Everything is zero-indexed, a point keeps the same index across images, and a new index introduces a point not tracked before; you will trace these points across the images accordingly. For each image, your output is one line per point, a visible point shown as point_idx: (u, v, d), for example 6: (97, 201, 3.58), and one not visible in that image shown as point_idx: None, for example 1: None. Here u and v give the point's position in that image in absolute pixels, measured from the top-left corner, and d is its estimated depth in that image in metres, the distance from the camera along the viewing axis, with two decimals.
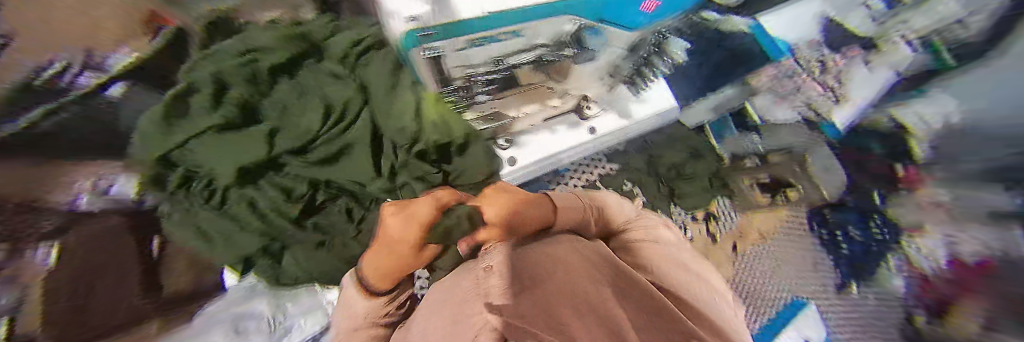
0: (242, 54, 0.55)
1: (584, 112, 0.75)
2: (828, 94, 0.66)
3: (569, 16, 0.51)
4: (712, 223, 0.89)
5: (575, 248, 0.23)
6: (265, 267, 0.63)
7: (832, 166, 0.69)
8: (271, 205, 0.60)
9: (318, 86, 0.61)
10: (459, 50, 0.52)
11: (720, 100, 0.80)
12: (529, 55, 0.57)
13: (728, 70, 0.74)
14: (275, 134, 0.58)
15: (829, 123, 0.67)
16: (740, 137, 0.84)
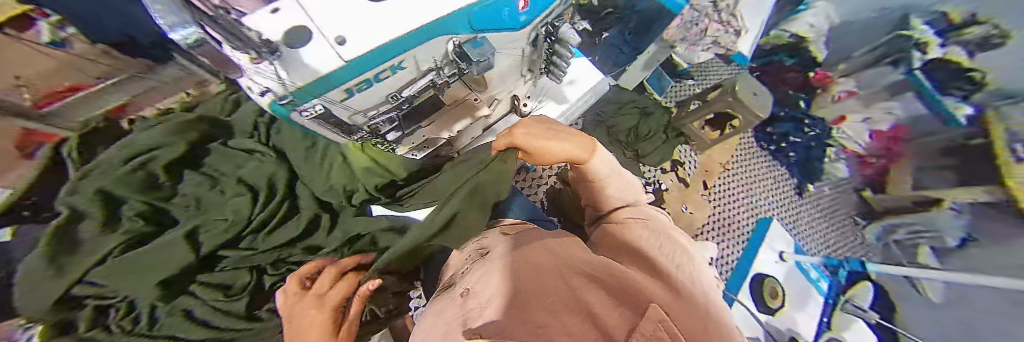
0: (144, 167, 0.50)
1: (518, 109, 0.72)
2: (728, 32, 0.92)
3: (451, 41, 0.41)
4: (680, 168, 0.99)
5: (553, 255, 0.24)
6: None
7: (761, 89, 0.84)
8: (199, 330, 0.50)
9: (232, 168, 0.54)
10: (345, 99, 0.41)
11: (647, 61, 0.97)
12: (428, 81, 0.46)
13: (647, 34, 0.93)
14: (200, 230, 0.50)
15: (739, 53, 1.03)
16: (680, 85, 1.12)
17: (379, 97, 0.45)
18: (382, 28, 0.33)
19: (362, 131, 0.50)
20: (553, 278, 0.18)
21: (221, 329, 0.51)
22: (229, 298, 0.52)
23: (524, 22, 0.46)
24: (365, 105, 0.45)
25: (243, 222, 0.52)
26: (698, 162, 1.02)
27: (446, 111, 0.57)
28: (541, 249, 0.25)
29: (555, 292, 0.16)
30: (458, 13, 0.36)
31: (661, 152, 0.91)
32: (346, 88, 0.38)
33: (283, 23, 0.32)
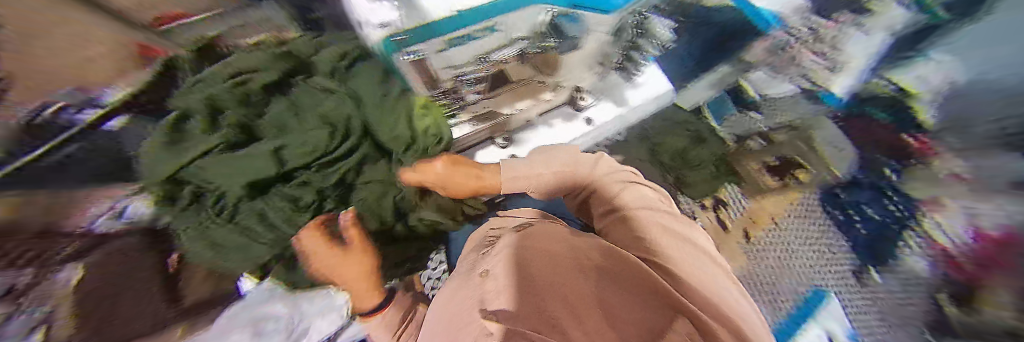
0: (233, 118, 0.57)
1: (576, 104, 0.79)
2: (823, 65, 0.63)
3: (548, 13, 0.43)
4: (722, 211, 0.80)
5: (571, 244, 0.27)
6: (281, 272, 0.62)
7: (842, 142, 0.65)
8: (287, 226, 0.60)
9: (314, 104, 0.61)
10: (444, 51, 0.43)
11: (718, 78, 0.77)
12: (514, 51, 0.50)
13: (719, 50, 0.72)
14: (287, 148, 0.58)
15: (829, 93, 0.64)
16: (740, 117, 0.80)
17: (462, 62, 0.49)
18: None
19: (443, 89, 0.59)
20: (559, 282, 0.19)
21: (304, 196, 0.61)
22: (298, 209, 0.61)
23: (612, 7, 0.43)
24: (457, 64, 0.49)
25: (325, 150, 0.61)
26: (747, 210, 0.78)
27: (512, 89, 0.64)
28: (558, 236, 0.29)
29: (569, 280, 0.19)
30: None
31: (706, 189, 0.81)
32: (446, 40, 0.40)
33: None
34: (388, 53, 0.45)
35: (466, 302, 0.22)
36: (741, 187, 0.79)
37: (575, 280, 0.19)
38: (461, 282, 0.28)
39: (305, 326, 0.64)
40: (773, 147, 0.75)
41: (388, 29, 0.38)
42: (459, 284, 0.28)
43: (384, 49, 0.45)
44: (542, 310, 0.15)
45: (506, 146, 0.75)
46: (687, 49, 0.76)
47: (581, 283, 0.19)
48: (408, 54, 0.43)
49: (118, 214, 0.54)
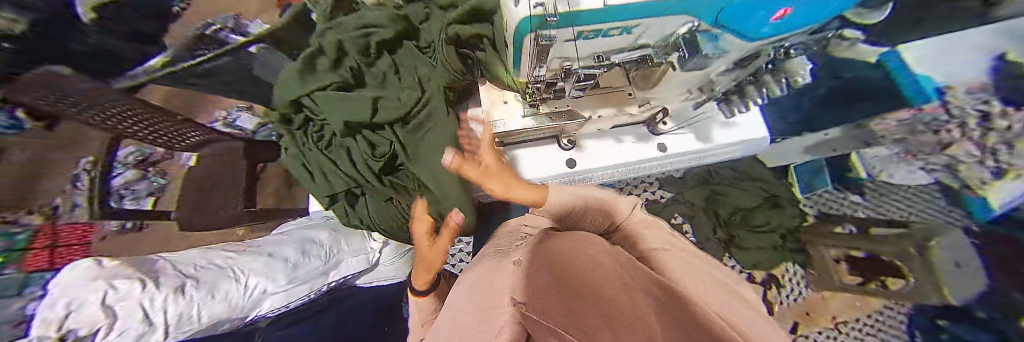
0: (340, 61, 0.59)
1: (656, 127, 0.64)
2: (981, 163, 0.47)
3: (689, 25, 0.31)
4: (772, 288, 0.76)
5: (579, 251, 0.24)
6: (343, 205, 0.68)
7: (968, 260, 0.48)
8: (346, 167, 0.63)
9: (412, 66, 0.63)
10: (564, 42, 0.32)
11: (815, 145, 0.68)
12: (634, 55, 0.38)
13: (843, 110, 0.59)
14: (385, 101, 0.60)
15: (980, 199, 0.48)
16: (833, 195, 0.73)
17: (584, 54, 0.36)
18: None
19: (544, 81, 0.44)
20: (568, 285, 0.16)
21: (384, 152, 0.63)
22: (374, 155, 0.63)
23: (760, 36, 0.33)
24: (573, 57, 0.37)
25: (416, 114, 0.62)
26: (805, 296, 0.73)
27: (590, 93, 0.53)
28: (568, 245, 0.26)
29: (576, 282, 0.16)
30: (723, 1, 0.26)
31: (757, 258, 0.76)
32: (580, 31, 0.29)
33: None
34: (517, 36, 0.30)
35: (488, 299, 0.21)
36: (809, 271, 0.74)
37: (592, 273, 0.17)
38: (482, 284, 0.28)
39: (337, 253, 0.63)
40: (869, 240, 0.63)
41: (539, 8, 0.25)
42: (483, 280, 0.28)
43: (516, 35, 0.30)
44: (558, 297, 0.14)
45: (569, 150, 0.64)
46: (817, 95, 0.62)
47: (602, 285, 0.15)
48: (541, 39, 0.30)
49: (228, 123, 0.70)
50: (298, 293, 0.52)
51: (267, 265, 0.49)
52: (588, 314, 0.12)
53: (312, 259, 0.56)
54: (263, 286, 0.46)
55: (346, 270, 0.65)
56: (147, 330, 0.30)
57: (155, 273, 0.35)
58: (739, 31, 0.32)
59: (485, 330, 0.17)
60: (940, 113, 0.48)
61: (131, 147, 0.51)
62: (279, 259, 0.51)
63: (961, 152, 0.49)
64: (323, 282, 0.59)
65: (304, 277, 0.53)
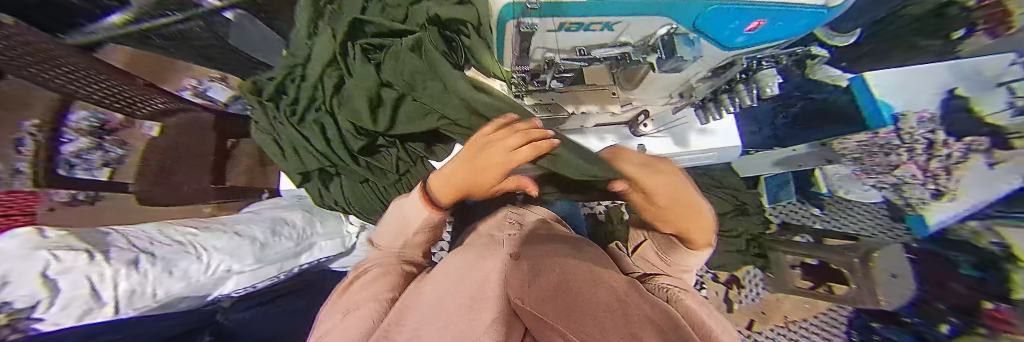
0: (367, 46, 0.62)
1: (637, 129, 0.62)
2: (923, 185, 0.44)
3: (668, 27, 0.32)
4: None
5: (563, 268, 0.26)
6: (316, 184, 0.73)
7: (902, 272, 0.47)
8: (319, 144, 0.66)
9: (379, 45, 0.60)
10: (548, 32, 0.33)
11: (792, 159, 0.64)
12: (617, 52, 0.39)
13: (808, 130, 0.64)
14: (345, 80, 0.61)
15: (922, 216, 0.48)
16: (795, 206, 0.75)
17: (566, 46, 0.38)
18: None
19: (528, 71, 0.47)
20: (569, 302, 0.18)
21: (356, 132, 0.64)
22: (355, 136, 0.64)
23: (736, 44, 0.34)
24: (555, 49, 0.38)
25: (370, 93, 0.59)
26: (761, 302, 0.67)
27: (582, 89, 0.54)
28: (554, 262, 0.28)
29: (570, 298, 0.18)
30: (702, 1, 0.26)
31: (724, 258, 0.78)
32: (562, 22, 0.30)
33: None
34: (500, 19, 0.34)
35: (475, 294, 0.23)
36: (769, 275, 0.68)
37: (584, 291, 0.20)
38: (471, 275, 0.28)
39: (310, 235, 0.64)
40: (827, 249, 0.59)
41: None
42: (468, 270, 0.30)
43: (498, 17, 0.34)
44: (558, 314, 0.16)
45: None
46: (792, 113, 0.69)
47: (599, 303, 0.18)
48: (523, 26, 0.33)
49: (198, 93, 0.75)
50: (265, 273, 0.52)
51: (237, 244, 0.49)
52: (590, 334, 0.13)
53: (283, 240, 0.57)
54: (227, 265, 0.46)
55: (317, 255, 0.65)
56: (94, 305, 0.30)
57: (109, 247, 0.34)
58: (715, 37, 0.33)
59: (464, 323, 0.18)
60: (893, 138, 0.49)
61: (87, 112, 0.55)
62: (247, 238, 0.51)
63: (906, 174, 0.46)
64: (294, 264, 0.60)
65: (271, 258, 0.54)
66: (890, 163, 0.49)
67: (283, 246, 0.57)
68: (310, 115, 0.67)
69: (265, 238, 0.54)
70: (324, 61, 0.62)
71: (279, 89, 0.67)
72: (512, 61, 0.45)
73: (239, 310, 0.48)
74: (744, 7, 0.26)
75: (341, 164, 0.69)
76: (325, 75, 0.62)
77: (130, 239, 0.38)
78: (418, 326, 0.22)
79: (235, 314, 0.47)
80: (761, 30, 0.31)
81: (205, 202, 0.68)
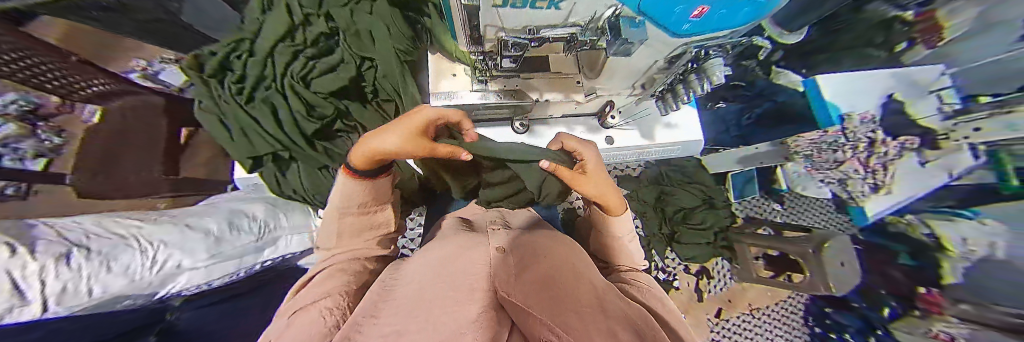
0: (326, 20, 0.56)
1: (605, 120, 0.58)
2: (865, 180, 0.66)
3: (613, 10, 0.27)
4: (704, 280, 0.79)
5: (563, 266, 0.23)
6: (272, 171, 0.61)
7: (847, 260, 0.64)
8: (273, 127, 0.57)
9: (347, 15, 0.56)
10: (495, 8, 0.28)
11: (753, 154, 0.70)
12: (564, 33, 0.34)
13: (768, 129, 0.70)
14: (305, 54, 0.55)
15: (859, 208, 0.69)
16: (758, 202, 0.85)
17: (518, 23, 0.32)
18: None
19: (484, 52, 0.40)
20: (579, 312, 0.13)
21: (311, 110, 0.58)
22: (311, 120, 0.57)
23: (681, 32, 0.29)
24: (504, 27, 0.33)
25: (330, 69, 0.57)
26: (728, 288, 0.80)
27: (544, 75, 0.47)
28: (552, 257, 0.25)
29: (574, 304, 0.15)
30: None
31: (696, 252, 0.74)
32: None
33: None
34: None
35: (468, 291, 0.16)
36: (734, 265, 0.79)
37: (573, 289, 0.18)
38: (459, 252, 0.25)
39: (274, 228, 0.55)
40: (780, 240, 0.70)
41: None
42: (453, 253, 0.26)
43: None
44: (554, 311, 0.13)
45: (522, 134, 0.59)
46: (757, 114, 0.72)
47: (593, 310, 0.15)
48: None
49: (149, 76, 0.63)
50: (224, 269, 0.44)
51: (191, 238, 0.41)
52: (577, 327, 0.11)
53: (243, 236, 0.48)
54: (178, 260, 0.38)
55: (282, 250, 0.57)
56: (22, 302, 0.22)
57: (34, 239, 0.26)
58: (664, 25, 0.28)
59: (464, 314, 0.13)
60: (839, 136, 0.62)
61: (15, 94, 0.45)
62: (200, 231, 0.43)
63: (852, 170, 0.67)
64: (257, 259, 0.51)
65: (230, 253, 0.45)
66: (835, 159, 0.67)
67: (243, 241, 0.48)
68: (258, 94, 0.56)
69: (221, 232, 0.45)
70: (276, 34, 0.52)
71: (222, 63, 0.54)
72: (467, 35, 0.37)
73: (192, 308, 0.42)
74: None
75: (295, 148, 0.59)
76: (279, 50, 0.53)
77: (57, 230, 0.30)
78: (396, 316, 0.15)
79: (186, 311, 0.42)
80: (702, 21, 0.27)
81: (160, 193, 0.57)
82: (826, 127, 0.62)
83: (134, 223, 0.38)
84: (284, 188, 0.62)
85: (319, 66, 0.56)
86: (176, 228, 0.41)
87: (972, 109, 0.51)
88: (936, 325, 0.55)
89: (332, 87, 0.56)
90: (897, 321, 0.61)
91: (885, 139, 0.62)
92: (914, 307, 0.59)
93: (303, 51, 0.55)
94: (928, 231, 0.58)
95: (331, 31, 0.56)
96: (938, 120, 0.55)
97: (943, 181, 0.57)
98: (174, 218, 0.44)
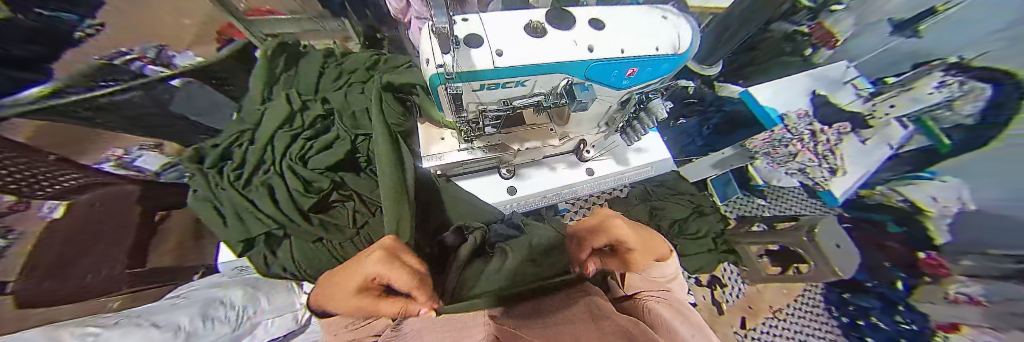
0: (322, 104, 0.66)
1: (581, 154, 0.62)
2: (822, 166, 0.74)
3: (568, 80, 0.33)
4: (718, 290, 0.77)
5: (557, 332, 0.17)
6: (261, 250, 0.56)
7: (846, 241, 0.63)
8: (267, 207, 0.56)
9: (344, 101, 0.66)
10: (475, 92, 0.33)
11: (722, 159, 0.76)
12: (533, 101, 0.38)
13: (726, 135, 0.77)
14: (305, 134, 0.62)
15: (828, 192, 0.76)
16: (745, 200, 0.90)
17: (494, 99, 0.37)
18: (550, 52, 0.28)
19: (466, 120, 0.43)
20: None
21: (307, 183, 0.59)
22: (306, 195, 0.58)
23: (624, 87, 0.37)
24: (482, 102, 0.37)
25: (324, 144, 0.62)
26: (744, 293, 0.78)
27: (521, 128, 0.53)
28: (540, 330, 0.19)
29: None
30: (583, 63, 0.29)
31: (702, 262, 0.74)
32: (482, 84, 0.31)
33: (518, 20, 0.30)
34: (433, 87, 0.32)
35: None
36: (741, 267, 0.78)
37: None
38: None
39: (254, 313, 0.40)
40: (771, 234, 0.70)
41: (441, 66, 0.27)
42: (431, 341, 0.20)
43: (431, 85, 0.32)
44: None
45: (510, 178, 0.61)
46: (713, 122, 0.79)
47: None
48: (450, 91, 0.31)
49: (123, 164, 0.63)
50: None
51: (167, 336, 0.25)
52: None
53: (221, 325, 0.33)
54: None
55: (267, 336, 0.38)
56: None
57: None
58: (607, 84, 0.35)
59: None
60: (784, 132, 0.71)
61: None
62: (169, 329, 0.26)
63: (805, 158, 0.76)
64: None
65: None
66: (789, 152, 0.76)
67: (224, 332, 0.32)
68: (255, 177, 0.58)
69: (193, 326, 0.29)
70: (278, 124, 0.60)
71: (224, 155, 0.59)
72: (451, 112, 0.40)
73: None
74: (611, 60, 0.30)
75: (291, 224, 0.57)
76: (277, 136, 0.60)
77: None
78: None
79: None
80: (637, 75, 0.35)
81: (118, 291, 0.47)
82: (771, 127, 0.69)
83: (82, 330, 0.24)
84: (272, 267, 0.55)
85: (315, 143, 0.61)
86: (138, 328, 0.26)
87: (884, 90, 0.59)
88: (951, 289, 0.57)
89: (328, 160, 0.60)
90: (914, 293, 0.63)
91: (823, 128, 0.70)
92: (925, 274, 0.61)
93: (302, 134, 0.61)
94: (902, 198, 0.64)
95: (328, 113, 0.66)
96: (861, 103, 0.63)
97: (885, 155, 0.63)
98: (125, 321, 0.30)
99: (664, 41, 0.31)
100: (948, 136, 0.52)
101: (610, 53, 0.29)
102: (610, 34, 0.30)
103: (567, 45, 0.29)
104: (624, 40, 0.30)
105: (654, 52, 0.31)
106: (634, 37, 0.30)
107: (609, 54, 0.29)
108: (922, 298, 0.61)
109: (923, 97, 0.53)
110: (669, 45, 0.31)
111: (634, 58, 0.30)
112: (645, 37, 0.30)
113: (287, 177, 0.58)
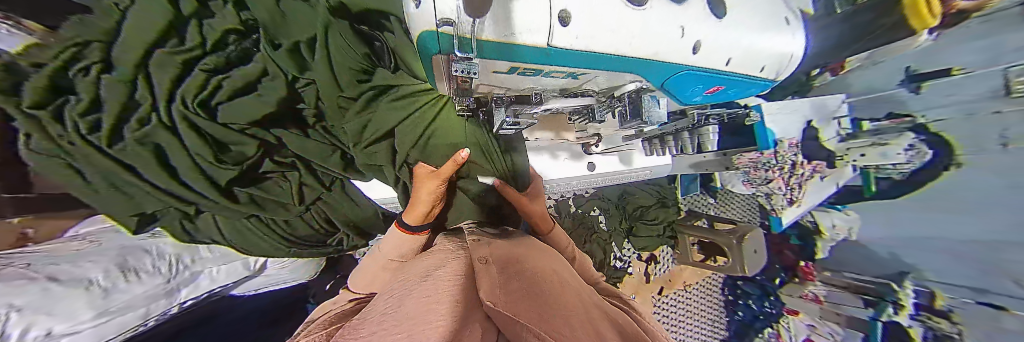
0: (237, 9, 0.34)
1: (590, 147, 0.55)
2: (784, 195, 0.76)
3: (637, 84, 0.26)
4: (652, 265, 0.92)
5: (549, 269, 0.19)
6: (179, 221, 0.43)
7: (763, 249, 0.77)
8: (160, 178, 0.36)
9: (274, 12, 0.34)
10: (496, 73, 0.20)
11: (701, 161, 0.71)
12: (578, 102, 0.32)
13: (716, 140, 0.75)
14: (205, 61, 0.32)
15: (777, 217, 0.80)
16: (699, 198, 0.99)
17: (514, 87, 0.25)
18: (643, 36, 0.16)
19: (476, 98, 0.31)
20: (571, 323, 0.10)
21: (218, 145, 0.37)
22: (221, 166, 0.37)
23: (692, 103, 0.32)
24: (508, 88, 0.26)
25: (242, 86, 0.35)
26: (669, 270, 0.94)
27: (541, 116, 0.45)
28: (534, 256, 0.22)
29: (562, 307, 0.12)
30: (676, 67, 0.21)
31: (648, 242, 0.85)
32: (516, 67, 0.18)
33: None
34: (425, 55, 0.17)
35: (436, 297, 0.12)
36: (676, 251, 0.93)
37: (550, 287, 0.15)
38: (424, 268, 0.20)
39: (190, 263, 0.43)
40: (711, 232, 0.82)
41: (450, 25, 0.13)
42: (428, 264, 0.22)
43: (422, 51, 0.17)
44: (532, 308, 0.10)
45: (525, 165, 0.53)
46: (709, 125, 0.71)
47: (585, 323, 0.11)
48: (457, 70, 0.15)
49: None
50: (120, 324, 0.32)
51: (72, 292, 0.28)
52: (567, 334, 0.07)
53: (144, 275, 0.36)
54: (48, 326, 0.24)
55: (206, 286, 0.45)
56: None
57: None
58: (678, 98, 0.29)
59: (423, 317, 0.09)
60: (772, 158, 0.65)
61: None
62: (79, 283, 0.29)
63: (776, 187, 0.74)
64: (170, 304, 0.39)
65: (125, 302, 0.32)
66: (766, 177, 0.71)
67: (153, 284, 0.36)
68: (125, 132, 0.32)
69: (112, 279, 0.32)
70: (152, 34, 0.29)
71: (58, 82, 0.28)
72: (447, 88, 0.27)
73: None
74: (706, 70, 0.23)
75: (206, 201, 0.40)
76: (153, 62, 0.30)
77: None
78: (368, 324, 0.13)
79: None
80: (716, 93, 0.31)
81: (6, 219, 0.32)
82: (762, 149, 0.64)
83: None
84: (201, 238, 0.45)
85: (224, 82, 0.34)
86: (34, 284, 0.26)
87: (860, 135, 0.73)
88: (809, 287, 0.89)
89: (253, 115, 0.36)
90: None
91: (804, 162, 0.70)
92: (797, 275, 0.92)
93: (199, 60, 0.32)
94: (812, 219, 0.89)
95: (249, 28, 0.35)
96: (836, 142, 0.73)
97: (830, 191, 0.79)
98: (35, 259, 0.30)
99: (774, 60, 0.26)
100: (877, 186, 0.77)
101: (716, 61, 0.22)
102: (729, 34, 0.21)
103: (665, 35, 0.17)
104: (739, 46, 0.22)
105: (756, 74, 0.27)
106: (751, 44, 0.23)
107: (708, 62, 0.22)
108: (786, 291, 0.92)
109: (892, 155, 0.68)
110: (773, 68, 0.27)
111: (728, 75, 0.25)
112: (761, 46, 0.24)
113: (191, 137, 0.34)
